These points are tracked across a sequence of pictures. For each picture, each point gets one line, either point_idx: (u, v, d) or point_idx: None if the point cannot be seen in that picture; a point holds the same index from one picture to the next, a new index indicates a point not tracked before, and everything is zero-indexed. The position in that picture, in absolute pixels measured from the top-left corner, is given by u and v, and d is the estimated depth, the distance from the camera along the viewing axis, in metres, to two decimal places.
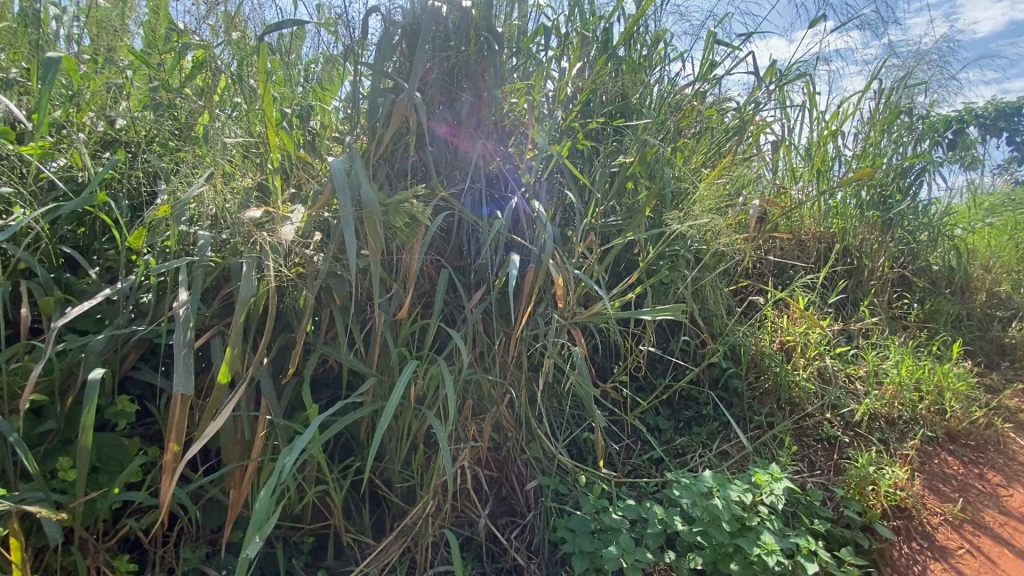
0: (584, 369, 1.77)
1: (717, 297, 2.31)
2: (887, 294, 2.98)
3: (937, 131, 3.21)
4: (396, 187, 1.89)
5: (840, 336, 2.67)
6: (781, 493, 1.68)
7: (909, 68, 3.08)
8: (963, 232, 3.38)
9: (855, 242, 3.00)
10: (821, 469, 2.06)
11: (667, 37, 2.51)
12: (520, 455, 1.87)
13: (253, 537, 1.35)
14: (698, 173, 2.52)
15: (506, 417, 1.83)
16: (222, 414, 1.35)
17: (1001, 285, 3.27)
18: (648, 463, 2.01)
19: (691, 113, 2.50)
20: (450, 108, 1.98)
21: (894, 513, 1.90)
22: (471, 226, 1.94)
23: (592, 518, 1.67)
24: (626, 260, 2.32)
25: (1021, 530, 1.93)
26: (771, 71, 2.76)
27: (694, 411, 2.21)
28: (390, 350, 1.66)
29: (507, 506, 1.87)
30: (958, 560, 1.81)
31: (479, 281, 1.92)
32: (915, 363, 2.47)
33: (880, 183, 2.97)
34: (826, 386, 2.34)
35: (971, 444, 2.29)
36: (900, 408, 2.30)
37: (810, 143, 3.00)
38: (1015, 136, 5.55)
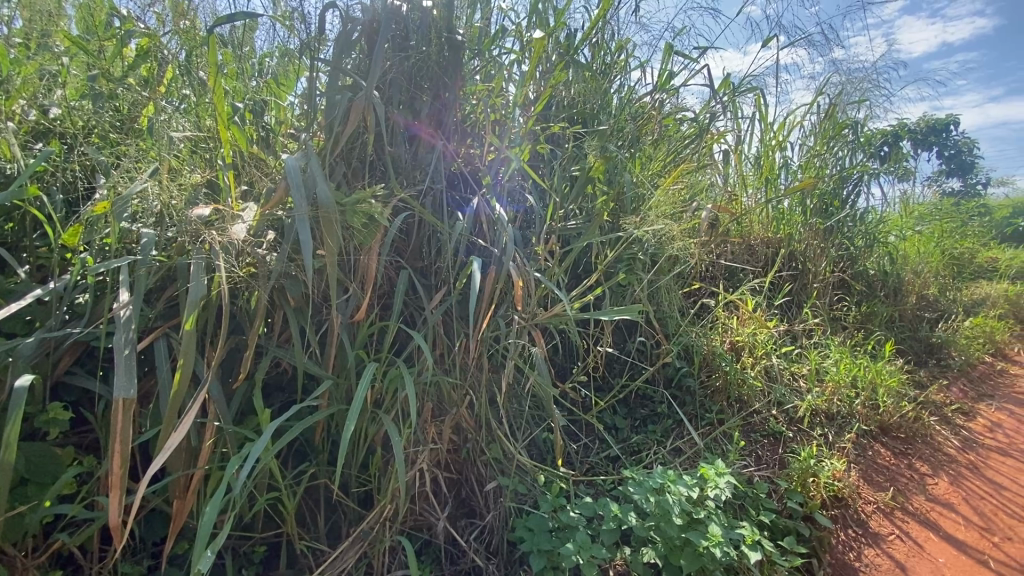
0: (543, 369, 1.79)
1: (671, 298, 2.40)
2: (829, 296, 3.16)
3: (874, 144, 3.43)
4: (354, 187, 1.86)
5: (785, 337, 2.81)
6: (727, 487, 1.72)
7: (849, 84, 3.28)
8: (898, 238, 3.62)
9: (801, 247, 3.15)
10: (767, 463, 2.15)
11: (628, 47, 2.59)
12: (480, 456, 1.87)
13: (203, 550, 1.30)
14: (654, 179, 2.62)
15: (466, 418, 1.84)
16: (178, 423, 1.29)
17: (928, 289, 3.53)
18: (605, 461, 2.06)
19: (649, 122, 2.60)
20: (409, 108, 1.97)
21: (831, 503, 2.01)
22: (432, 228, 1.93)
23: (550, 516, 1.69)
24: (585, 262, 2.37)
25: (945, 515, 2.06)
26: (725, 83, 2.89)
27: (650, 409, 2.28)
28: (347, 352, 1.64)
29: (467, 507, 1.88)
30: (889, 545, 1.93)
31: (440, 283, 1.92)
32: (853, 362, 2.64)
33: (822, 192, 3.16)
34: (772, 384, 2.46)
35: (901, 436, 2.46)
36: (839, 404, 2.44)
37: (759, 153, 3.16)
38: (944, 151, 6.02)
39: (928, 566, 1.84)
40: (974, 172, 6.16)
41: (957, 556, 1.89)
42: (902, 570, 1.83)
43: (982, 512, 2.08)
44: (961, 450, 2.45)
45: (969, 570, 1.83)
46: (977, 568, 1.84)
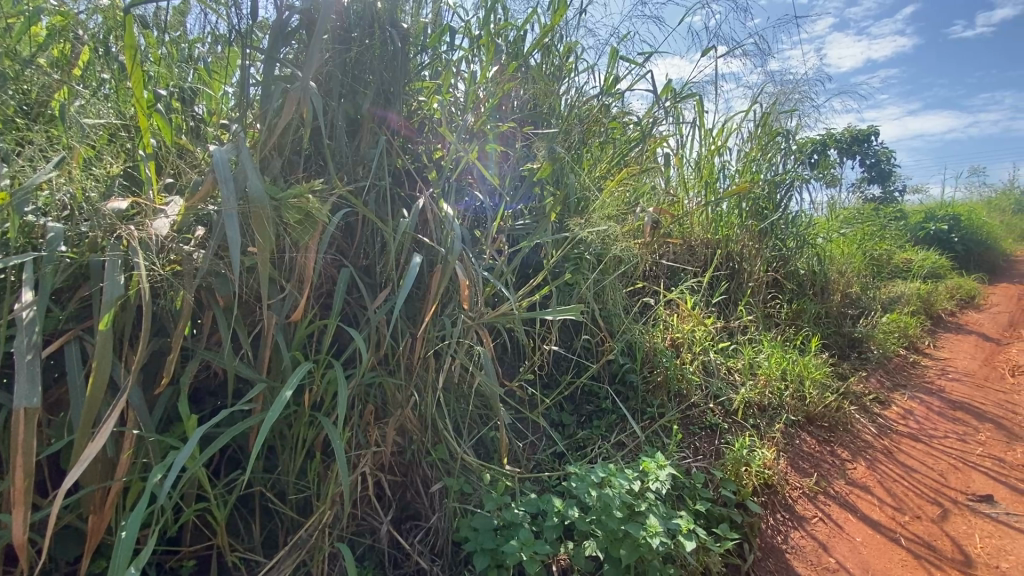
0: (489, 368, 1.79)
1: (616, 297, 2.47)
2: (762, 294, 3.32)
3: (804, 151, 3.65)
4: (290, 180, 1.79)
5: (722, 333, 2.95)
6: (666, 478, 1.77)
7: (782, 95, 3.48)
8: (826, 240, 3.86)
9: (738, 248, 3.31)
10: (704, 454, 2.24)
11: (576, 50, 2.63)
12: (425, 458, 1.85)
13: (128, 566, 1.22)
14: (600, 181, 2.69)
15: (410, 419, 1.82)
16: (96, 434, 1.20)
17: (851, 287, 3.80)
18: (552, 458, 2.08)
19: (595, 124, 2.65)
20: (351, 101, 1.92)
21: (762, 490, 2.12)
22: (375, 226, 1.89)
23: (494, 515, 1.68)
24: (532, 262, 2.39)
25: (862, 497, 2.22)
26: (668, 89, 2.99)
27: (595, 405, 2.34)
28: (283, 354, 1.58)
29: (412, 510, 1.85)
30: (812, 527, 2.05)
31: (384, 282, 1.88)
32: (782, 356, 2.80)
33: (757, 196, 3.34)
34: (709, 378, 2.58)
35: (825, 425, 2.63)
36: (770, 396, 2.58)
37: (699, 157, 3.29)
38: (865, 159, 6.51)
39: (846, 545, 1.98)
40: (893, 180, 6.67)
41: (872, 535, 2.03)
42: (824, 550, 1.96)
43: (894, 493, 2.25)
44: (878, 436, 2.64)
45: (883, 547, 1.97)
46: (890, 545, 1.99)
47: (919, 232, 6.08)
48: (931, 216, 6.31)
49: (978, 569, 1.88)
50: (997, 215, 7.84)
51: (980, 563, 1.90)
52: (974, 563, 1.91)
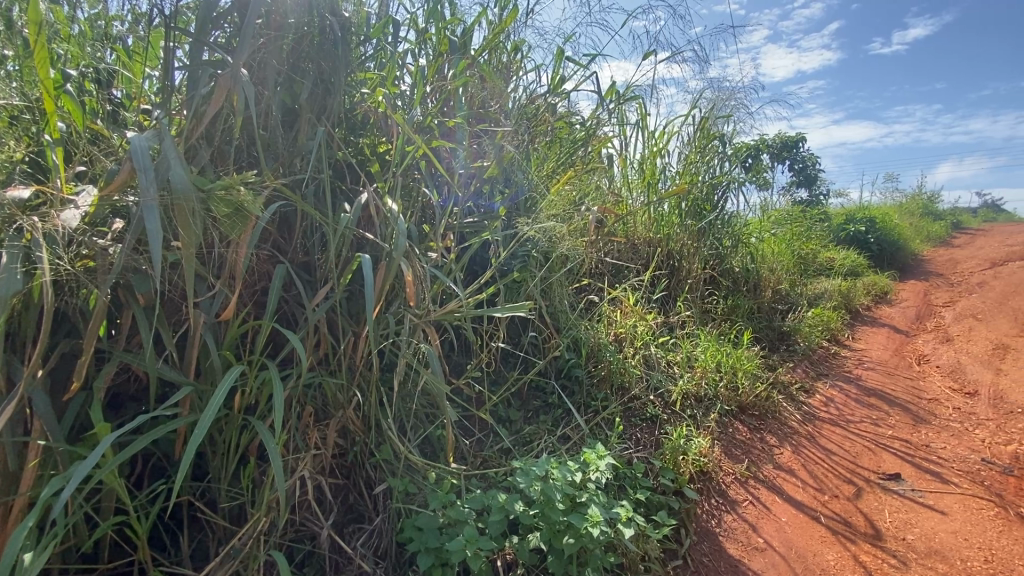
0: (436, 366, 1.76)
1: (562, 294, 2.51)
2: (700, 290, 3.48)
3: (740, 155, 3.83)
4: (219, 171, 1.71)
5: (663, 328, 3.07)
6: (606, 469, 1.80)
7: (719, 100, 3.64)
8: (758, 239, 4.09)
9: (678, 246, 3.45)
10: (645, 445, 2.32)
11: (523, 48, 2.65)
12: (368, 459, 1.82)
13: None
14: (546, 180, 2.72)
15: (352, 420, 1.77)
16: None
17: (781, 284, 4.05)
18: (498, 455, 2.09)
19: (542, 123, 2.67)
20: (287, 91, 1.84)
21: (698, 477, 2.23)
22: (314, 221, 1.82)
23: (439, 513, 1.67)
24: (479, 259, 2.39)
25: (788, 480, 2.37)
26: (612, 91, 3.07)
27: (542, 400, 2.37)
28: (212, 356, 1.49)
29: (355, 513, 1.81)
30: (743, 510, 2.17)
31: (324, 279, 1.82)
32: (718, 349, 2.95)
33: (695, 197, 3.49)
34: (650, 371, 2.68)
35: (756, 414, 2.79)
36: (706, 387, 2.71)
37: (641, 158, 3.40)
38: (794, 164, 6.95)
39: (773, 525, 2.11)
40: (818, 184, 7.16)
41: (797, 515, 2.18)
42: (753, 531, 2.08)
43: (816, 475, 2.42)
44: (802, 423, 2.83)
45: (806, 525, 2.11)
46: (811, 523, 2.14)
47: (840, 233, 6.57)
48: (850, 218, 6.83)
49: (887, 541, 2.05)
50: (906, 218, 8.60)
51: (889, 535, 2.08)
52: (883, 536, 2.08)
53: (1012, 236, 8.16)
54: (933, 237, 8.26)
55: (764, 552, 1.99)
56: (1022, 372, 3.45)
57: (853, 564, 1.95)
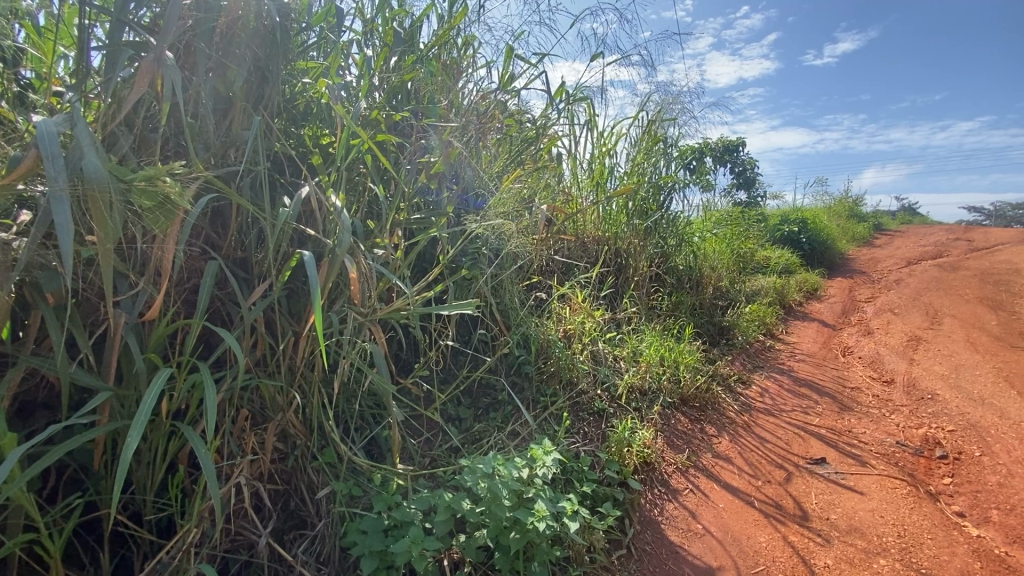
0: (381, 366, 1.72)
1: (513, 291, 2.51)
2: (646, 287, 3.59)
3: (685, 156, 3.97)
4: (143, 161, 1.60)
5: (610, 324, 3.15)
6: (552, 464, 1.80)
7: (665, 103, 3.75)
8: (701, 238, 4.26)
9: (624, 245, 3.54)
10: (592, 438, 2.37)
11: (473, 45, 2.63)
12: (310, 463, 1.76)
13: None
14: (496, 177, 2.72)
15: (292, 423, 1.71)
16: None
17: (722, 281, 4.24)
18: (447, 454, 2.07)
19: (492, 120, 2.66)
20: (220, 78, 1.75)
21: (642, 468, 2.30)
22: (250, 215, 1.74)
23: (384, 515, 1.64)
24: (428, 255, 2.36)
25: (725, 467, 2.49)
26: (561, 91, 3.10)
27: (491, 398, 2.37)
28: (135, 359, 1.40)
29: (297, 519, 1.75)
30: (684, 498, 2.26)
31: (261, 277, 1.75)
32: (662, 344, 3.05)
33: (642, 197, 3.59)
34: (598, 366, 2.74)
35: (697, 405, 2.91)
36: (650, 381, 2.80)
37: (590, 158, 3.47)
38: (734, 167, 7.30)
39: (711, 511, 2.21)
40: (756, 186, 7.54)
41: (733, 501, 2.29)
42: (693, 517, 2.17)
43: (751, 462, 2.56)
44: (740, 413, 2.98)
45: (741, 510, 2.23)
46: (746, 507, 2.26)
47: (775, 233, 6.95)
48: (784, 219, 7.25)
49: (813, 521, 2.19)
50: (833, 220, 9.23)
51: (815, 515, 2.22)
52: (810, 516, 2.22)
53: (924, 237, 8.99)
54: (857, 237, 8.90)
55: (702, 537, 2.08)
56: (931, 361, 3.77)
57: (783, 544, 2.07)
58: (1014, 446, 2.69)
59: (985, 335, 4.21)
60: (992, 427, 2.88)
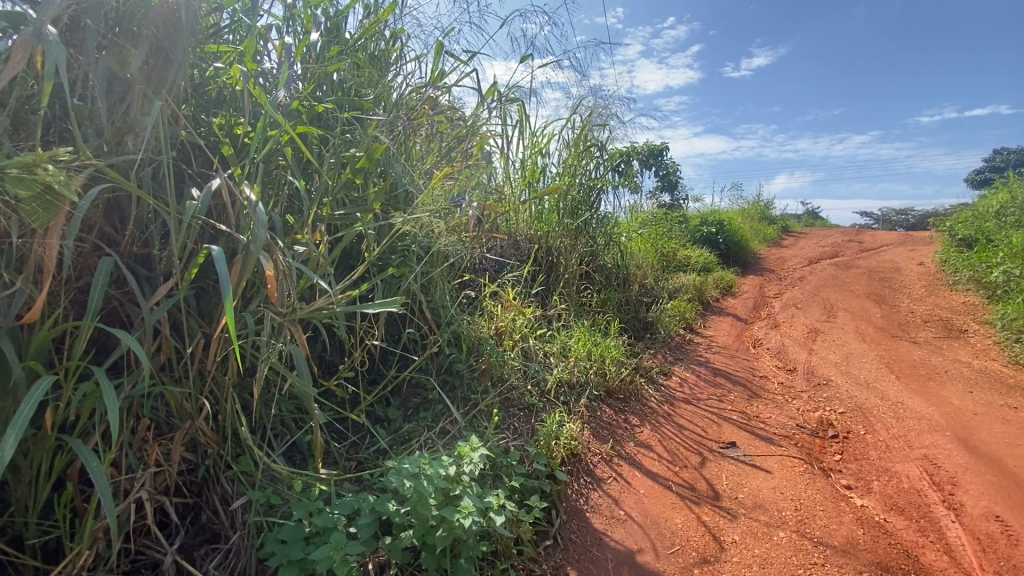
0: (302, 369, 1.64)
1: (443, 288, 2.49)
2: (576, 285, 3.70)
3: (615, 158, 4.11)
4: (22, 147, 1.45)
5: (540, 321, 3.23)
6: (479, 460, 1.80)
7: (595, 107, 3.87)
8: (628, 238, 4.44)
9: (555, 244, 3.63)
10: (521, 433, 2.41)
11: (402, 39, 2.59)
12: (223, 472, 1.66)
13: None
14: (427, 174, 2.69)
15: (202, 431, 1.61)
16: None
17: (647, 278, 4.46)
18: (374, 456, 2.02)
19: (423, 117, 2.63)
20: (116, 58, 1.60)
21: (569, 459, 2.38)
22: (152, 209, 1.61)
23: (305, 522, 1.58)
24: (354, 252, 2.29)
25: (646, 454, 2.63)
26: (493, 90, 3.12)
27: (422, 397, 2.35)
28: (12, 367, 1.26)
29: (209, 533, 1.65)
30: (608, 486, 2.36)
31: (166, 275, 1.62)
32: (590, 340, 3.17)
33: (572, 197, 3.69)
34: (528, 363, 2.79)
35: (622, 397, 3.04)
36: (578, 375, 2.90)
37: (522, 158, 3.52)
38: (659, 170, 7.69)
39: (632, 497, 2.32)
40: (680, 190, 7.99)
41: (653, 486, 2.42)
42: (616, 504, 2.27)
43: (670, 448, 2.71)
44: (661, 402, 3.16)
45: (659, 495, 2.36)
46: (665, 492, 2.39)
47: (696, 233, 7.39)
48: (704, 220, 7.72)
49: (723, 500, 2.36)
50: (747, 222, 9.98)
51: (725, 495, 2.40)
52: (721, 496, 2.39)
53: (824, 239, 9.93)
54: (768, 238, 9.66)
55: (624, 522, 2.18)
56: (827, 351, 4.18)
57: (697, 524, 2.21)
58: (892, 424, 3.04)
59: (871, 326, 4.72)
60: (875, 408, 3.24)
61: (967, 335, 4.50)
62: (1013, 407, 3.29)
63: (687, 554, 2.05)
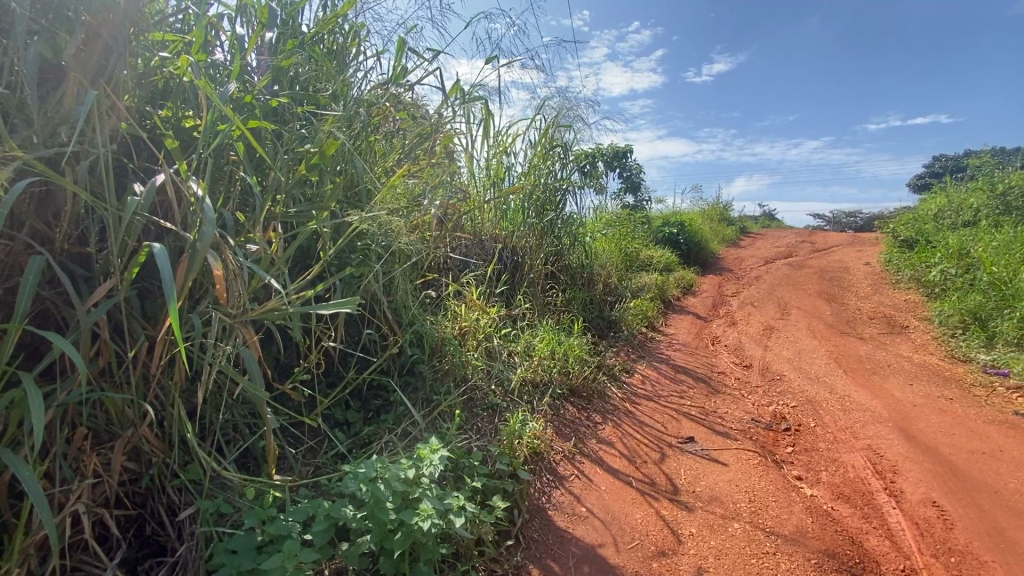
0: (253, 373, 1.57)
1: (405, 288, 2.44)
2: (541, 285, 3.72)
3: (581, 159, 4.13)
4: None
5: (505, 321, 3.24)
6: (439, 462, 1.77)
7: (560, 107, 3.89)
8: (593, 238, 4.50)
9: (519, 243, 3.64)
10: (484, 433, 2.41)
11: (362, 35, 2.54)
12: (170, 482, 1.59)
13: None
14: (389, 172, 2.64)
15: (145, 438, 1.53)
16: None
17: (611, 278, 4.53)
18: (332, 460, 1.98)
19: (384, 114, 2.58)
20: (48, 44, 1.51)
21: (531, 458, 2.39)
22: (89, 204, 1.52)
23: (257, 531, 1.52)
24: (312, 252, 2.23)
25: (608, 451, 2.67)
26: (457, 88, 3.09)
27: (383, 399, 2.31)
28: None
29: (154, 546, 1.57)
30: (570, 484, 2.39)
31: (105, 275, 1.53)
32: (554, 339, 3.19)
33: (538, 197, 3.70)
34: (492, 363, 2.79)
35: (585, 395, 3.08)
36: (542, 374, 2.92)
37: (487, 158, 3.51)
38: (624, 172, 7.84)
39: (594, 494, 2.35)
40: (644, 191, 8.15)
41: (614, 483, 2.45)
42: (578, 501, 2.29)
43: (631, 445, 2.76)
44: (623, 399, 3.21)
45: (621, 491, 2.39)
46: (625, 487, 2.43)
47: (659, 233, 7.56)
48: (666, 221, 7.90)
49: (681, 494, 2.42)
50: (708, 223, 10.29)
51: (683, 489, 2.46)
52: (679, 490, 2.45)
53: (780, 240, 10.35)
54: (727, 239, 9.99)
55: (585, 519, 2.20)
56: (781, 347, 4.35)
57: (656, 518, 2.25)
58: (839, 417, 3.19)
59: (822, 323, 4.93)
60: (824, 401, 3.39)
61: (908, 331, 4.77)
62: (948, 399, 3.50)
63: (646, 548, 2.08)
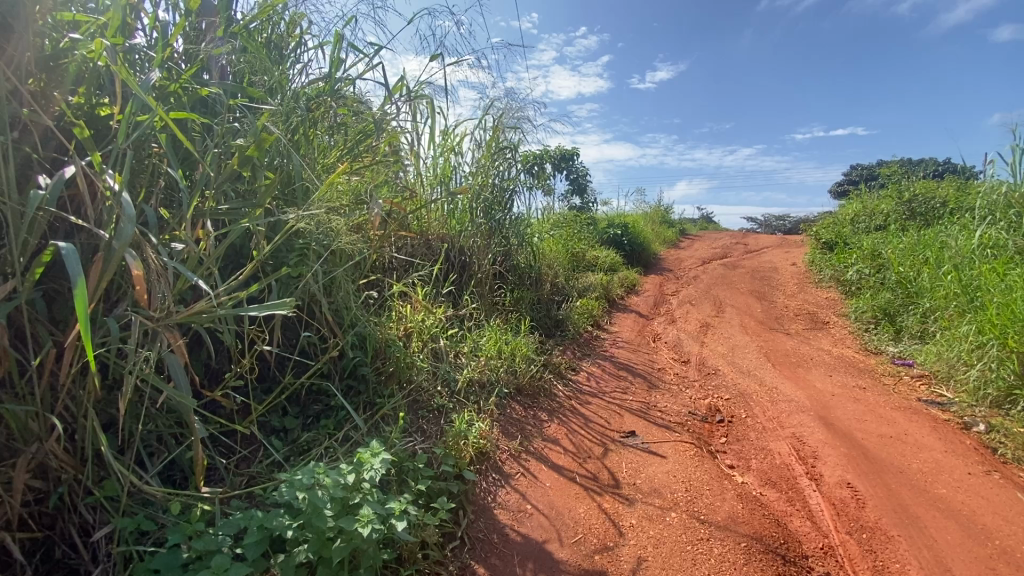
0: (179, 380, 1.48)
1: (347, 289, 2.38)
2: (489, 284, 3.73)
3: (528, 160, 4.17)
4: None
5: (452, 321, 3.22)
6: (381, 466, 1.72)
7: (506, 108, 3.90)
8: (540, 238, 4.56)
9: (466, 243, 3.63)
10: (429, 435, 2.38)
11: (300, 27, 2.45)
12: (83, 500, 1.47)
13: None
14: (329, 168, 2.56)
15: (54, 454, 1.41)
16: None
17: (557, 278, 4.61)
18: (268, 469, 1.89)
19: (324, 109, 2.50)
20: None
21: (477, 458, 2.39)
22: None
23: (183, 547, 1.43)
24: (245, 250, 2.13)
25: (553, 448, 2.71)
26: (401, 85, 3.04)
27: (323, 404, 2.24)
28: None
29: (64, 570, 1.45)
30: (515, 481, 2.41)
31: (5, 275, 1.40)
32: (500, 339, 3.21)
33: (485, 197, 3.70)
34: (438, 363, 2.77)
35: (531, 394, 3.12)
36: (488, 374, 2.93)
37: (432, 157, 3.48)
38: (570, 174, 7.99)
39: (538, 491, 2.38)
40: (590, 193, 8.35)
41: (559, 479, 2.49)
42: (523, 499, 2.31)
43: (576, 441, 2.82)
44: (568, 397, 3.28)
45: (565, 487, 2.44)
46: (569, 483, 2.48)
47: (604, 234, 7.77)
48: (611, 222, 8.13)
49: (623, 488, 2.50)
50: (650, 225, 10.68)
51: (624, 482, 2.54)
52: (621, 484, 2.53)
53: (717, 241, 10.91)
54: (668, 240, 10.40)
55: (531, 516, 2.23)
56: (716, 343, 4.58)
57: (599, 512, 2.31)
58: (767, 408, 3.40)
59: (753, 320, 5.24)
60: (754, 394, 3.60)
61: (829, 326, 5.15)
62: (861, 388, 3.82)
63: (589, 542, 2.13)
